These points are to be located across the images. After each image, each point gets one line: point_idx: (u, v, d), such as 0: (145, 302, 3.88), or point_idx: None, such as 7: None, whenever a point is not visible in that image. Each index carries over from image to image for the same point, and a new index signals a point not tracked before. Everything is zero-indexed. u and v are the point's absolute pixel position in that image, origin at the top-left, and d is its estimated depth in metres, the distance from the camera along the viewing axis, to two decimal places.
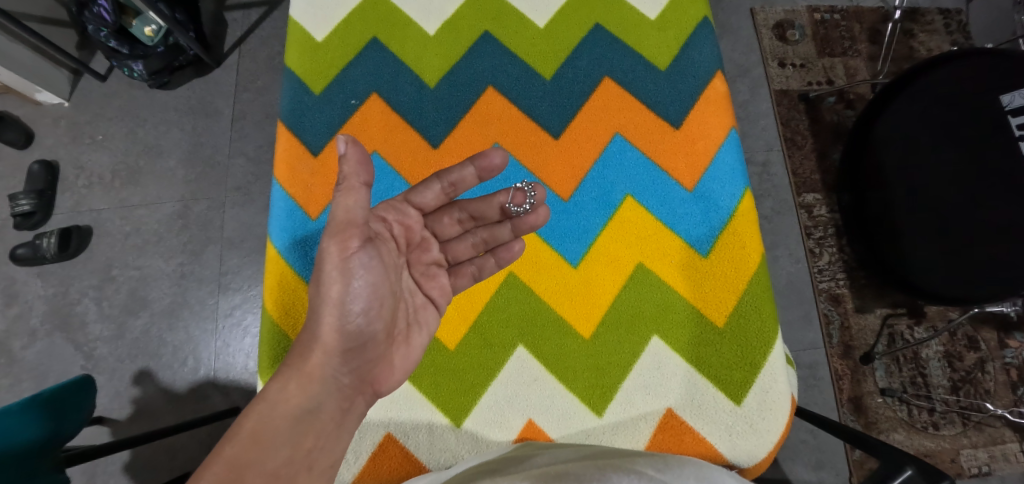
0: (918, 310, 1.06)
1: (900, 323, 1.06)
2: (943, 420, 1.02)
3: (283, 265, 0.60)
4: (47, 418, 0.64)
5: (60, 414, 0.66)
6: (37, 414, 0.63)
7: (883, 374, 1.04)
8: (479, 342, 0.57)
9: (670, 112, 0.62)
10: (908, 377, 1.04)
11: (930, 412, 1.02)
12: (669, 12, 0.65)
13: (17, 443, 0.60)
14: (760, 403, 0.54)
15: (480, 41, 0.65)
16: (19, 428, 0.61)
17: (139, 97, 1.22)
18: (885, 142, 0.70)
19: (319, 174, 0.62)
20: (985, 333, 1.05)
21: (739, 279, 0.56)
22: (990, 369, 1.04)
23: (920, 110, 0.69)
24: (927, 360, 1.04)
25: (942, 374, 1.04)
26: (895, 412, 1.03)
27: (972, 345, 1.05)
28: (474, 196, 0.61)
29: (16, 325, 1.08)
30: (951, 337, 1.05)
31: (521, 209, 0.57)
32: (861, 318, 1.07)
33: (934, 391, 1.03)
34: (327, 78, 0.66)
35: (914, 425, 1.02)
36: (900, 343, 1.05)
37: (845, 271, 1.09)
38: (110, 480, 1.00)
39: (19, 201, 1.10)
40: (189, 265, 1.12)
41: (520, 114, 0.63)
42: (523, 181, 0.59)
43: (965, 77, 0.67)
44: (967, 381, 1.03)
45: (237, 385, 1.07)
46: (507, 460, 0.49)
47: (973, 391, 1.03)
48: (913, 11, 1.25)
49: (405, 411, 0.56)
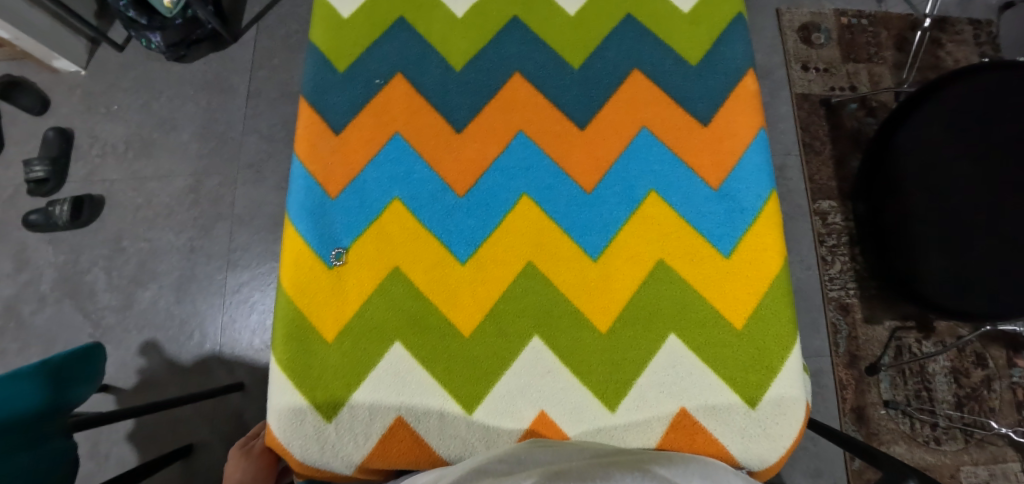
0: (927, 324, 1.06)
1: (909, 337, 1.05)
2: (944, 436, 1.01)
3: (300, 244, 0.54)
4: (49, 386, 0.63)
5: (63, 383, 0.65)
6: (41, 382, 0.61)
7: (888, 386, 1.04)
8: (494, 331, 0.51)
9: (698, 109, 0.58)
10: (912, 390, 1.03)
11: (932, 427, 1.01)
12: (702, 7, 0.62)
13: (21, 409, 0.58)
14: (774, 407, 0.51)
15: (508, 27, 0.60)
16: (23, 395, 0.59)
17: (155, 69, 1.22)
18: (906, 151, 0.70)
19: (341, 152, 0.56)
20: (993, 350, 1.04)
21: (759, 281, 0.53)
22: (996, 387, 1.03)
23: (939, 124, 0.69)
24: (933, 374, 1.04)
25: (948, 389, 1.03)
26: (897, 425, 1.02)
27: (980, 363, 1.04)
28: (359, 236, 0.53)
29: (26, 290, 1.09)
30: (958, 352, 1.05)
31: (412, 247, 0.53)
32: (869, 329, 1.07)
33: (938, 406, 1.02)
34: (353, 55, 0.59)
35: (915, 438, 1.01)
36: (906, 356, 1.05)
37: (856, 280, 1.09)
38: (113, 448, 1.02)
39: (33, 167, 1.11)
40: (198, 240, 1.13)
41: (547, 103, 0.57)
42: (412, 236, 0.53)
43: (993, 91, 0.67)
44: (973, 398, 1.02)
45: (242, 361, 1.07)
46: (509, 453, 0.45)
47: (978, 409, 1.02)
48: (942, 20, 1.23)
49: (415, 398, 0.49)
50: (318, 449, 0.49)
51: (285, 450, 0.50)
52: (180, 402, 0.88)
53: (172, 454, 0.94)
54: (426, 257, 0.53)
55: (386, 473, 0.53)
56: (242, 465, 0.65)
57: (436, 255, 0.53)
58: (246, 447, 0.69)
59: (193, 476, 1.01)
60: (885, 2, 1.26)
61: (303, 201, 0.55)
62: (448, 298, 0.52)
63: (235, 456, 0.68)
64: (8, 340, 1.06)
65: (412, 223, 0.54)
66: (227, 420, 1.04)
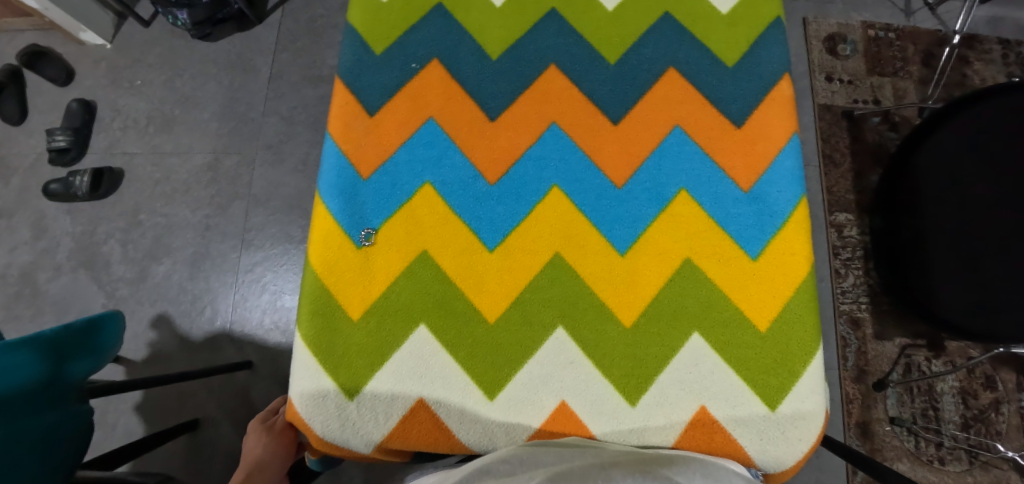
0: (938, 344, 1.05)
1: (918, 355, 1.05)
2: (949, 456, 1.00)
3: (330, 222, 0.54)
4: (46, 358, 0.60)
5: (63, 356, 0.62)
6: (37, 354, 0.58)
7: (895, 403, 1.03)
8: (519, 319, 0.51)
9: (732, 110, 0.58)
10: (919, 408, 1.03)
11: (937, 447, 1.01)
12: (742, 8, 0.61)
13: (15, 381, 0.56)
14: (794, 411, 0.51)
15: (545, 18, 0.60)
16: (18, 366, 0.56)
17: (180, 46, 1.23)
18: (925, 169, 0.73)
19: (374, 133, 0.56)
20: (1003, 373, 1.04)
21: (785, 285, 0.53)
22: (1004, 410, 1.02)
23: (962, 144, 0.72)
24: (941, 394, 1.03)
25: (955, 410, 1.02)
26: (901, 442, 1.02)
27: (989, 385, 1.03)
28: (388, 217, 0.54)
29: (43, 258, 1.11)
30: (968, 373, 1.04)
31: (441, 231, 0.53)
32: (879, 344, 1.06)
33: (944, 426, 1.02)
34: (389, 38, 0.59)
35: (919, 457, 1.01)
36: (915, 374, 1.04)
37: (868, 294, 1.08)
38: (120, 418, 1.03)
39: (56, 137, 1.13)
40: (214, 218, 1.14)
41: (581, 96, 0.57)
42: (442, 220, 0.53)
43: (999, 117, 0.71)
44: (979, 420, 1.02)
45: (251, 339, 1.08)
46: (511, 455, 0.46)
47: (984, 431, 1.01)
48: (971, 38, 1.22)
49: (438, 382, 0.50)
50: (339, 425, 0.50)
51: (306, 425, 0.51)
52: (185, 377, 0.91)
53: (174, 430, 0.94)
54: (455, 242, 0.53)
55: (402, 453, 0.54)
56: (264, 440, 0.69)
57: (464, 241, 0.53)
58: (267, 423, 0.72)
59: (197, 451, 1.02)
60: (913, 17, 1.24)
61: (334, 179, 0.55)
62: (475, 284, 0.52)
63: (257, 431, 0.71)
64: (23, 306, 1.08)
65: (442, 208, 0.54)
66: (234, 397, 1.05)
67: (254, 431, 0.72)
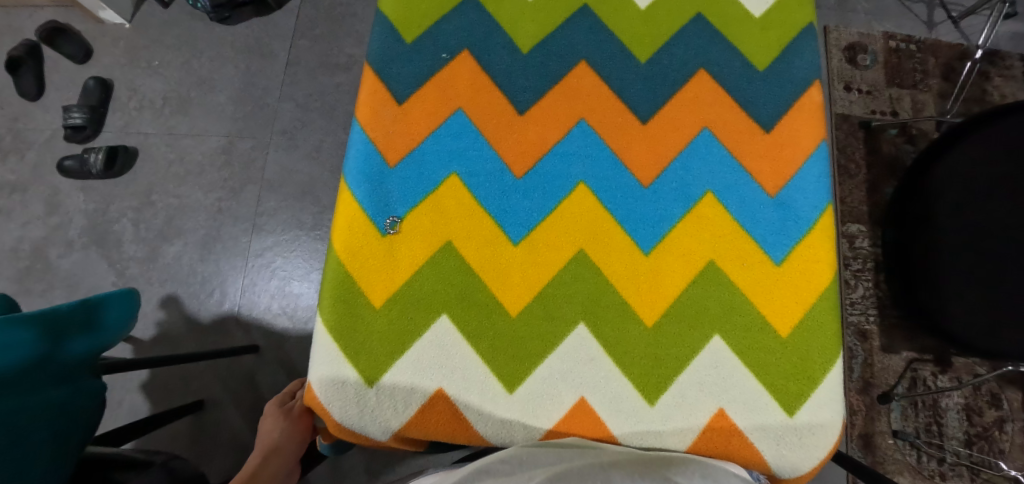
0: (945, 359, 1.05)
1: (925, 369, 1.05)
2: (950, 472, 1.00)
3: (355, 208, 0.54)
4: (44, 336, 0.57)
5: (60, 334, 0.60)
6: (35, 331, 0.56)
7: (899, 416, 1.03)
8: (541, 314, 0.51)
9: (762, 115, 0.57)
10: (923, 423, 1.02)
11: (939, 462, 1.01)
12: (776, 12, 0.60)
13: (13, 358, 0.53)
14: (811, 418, 0.51)
15: (577, 15, 0.60)
16: (15, 343, 0.53)
17: (199, 29, 1.23)
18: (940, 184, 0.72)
19: (403, 122, 0.56)
20: (1009, 392, 1.03)
21: (808, 292, 0.53)
22: (1008, 429, 1.02)
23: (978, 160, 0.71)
24: (945, 409, 1.03)
25: (959, 426, 1.02)
26: (904, 456, 1.01)
27: (994, 403, 1.03)
28: (414, 207, 0.54)
29: (55, 234, 1.11)
30: (974, 390, 1.04)
31: (467, 223, 0.53)
32: (885, 357, 1.06)
33: (947, 442, 1.01)
34: (421, 27, 0.59)
35: (921, 472, 1.00)
36: (920, 388, 1.04)
37: (876, 307, 1.08)
38: (126, 396, 1.04)
39: (72, 114, 1.13)
40: (226, 201, 1.14)
41: (611, 94, 0.57)
42: (468, 212, 0.53)
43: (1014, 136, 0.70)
44: (983, 437, 1.01)
45: (259, 323, 1.09)
46: (512, 455, 0.46)
47: (987, 448, 1.01)
48: (993, 53, 1.21)
49: (458, 372, 0.50)
50: (357, 412, 0.50)
51: (324, 410, 0.51)
52: (193, 358, 0.92)
53: (180, 410, 0.95)
54: (480, 234, 0.53)
55: (417, 442, 0.54)
56: (283, 424, 0.69)
57: (490, 233, 0.53)
58: (285, 407, 0.72)
59: (201, 432, 1.02)
60: (935, 30, 1.23)
61: (360, 166, 0.55)
62: (498, 276, 0.52)
63: (274, 414, 0.71)
64: (33, 280, 1.08)
65: (468, 200, 0.54)
66: (240, 380, 1.06)
67: (270, 414, 0.72)
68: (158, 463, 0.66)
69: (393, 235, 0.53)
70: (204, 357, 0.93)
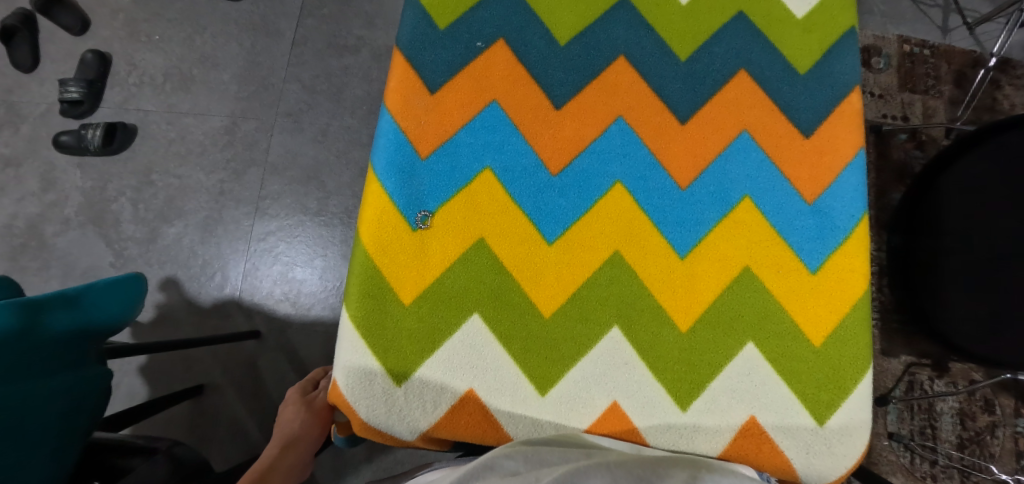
0: (943, 364, 1.05)
1: (922, 374, 1.05)
2: (941, 474, 1.02)
3: (385, 201, 0.52)
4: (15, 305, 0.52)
5: (39, 307, 0.54)
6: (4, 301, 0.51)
7: (894, 418, 1.04)
8: (576, 316, 0.50)
9: (802, 120, 0.56)
10: (918, 426, 1.04)
11: (931, 464, 1.02)
12: (818, 13, 0.59)
13: None
14: (841, 427, 0.51)
15: (615, 8, 0.58)
16: None
17: (202, 3, 1.19)
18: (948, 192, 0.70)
19: (436, 112, 0.54)
20: (1002, 398, 1.04)
21: (842, 301, 0.53)
22: (999, 434, 1.03)
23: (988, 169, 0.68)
24: (940, 413, 1.04)
25: (953, 430, 1.03)
26: (897, 457, 1.03)
27: (987, 409, 1.04)
28: (445, 201, 0.52)
29: (51, 211, 1.08)
30: (968, 395, 1.05)
31: (500, 219, 0.52)
32: (885, 361, 1.06)
33: (940, 444, 1.03)
34: (455, 14, 0.57)
35: (913, 473, 1.02)
36: (917, 392, 1.05)
37: (879, 310, 1.09)
38: (123, 379, 1.02)
39: (68, 87, 1.09)
40: (229, 183, 1.11)
41: (650, 93, 0.56)
42: (502, 208, 0.52)
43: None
44: (975, 441, 1.03)
45: (261, 309, 1.07)
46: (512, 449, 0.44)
47: (978, 452, 1.02)
48: (1006, 62, 1.20)
49: (489, 373, 0.49)
50: (385, 411, 0.49)
51: (350, 409, 0.49)
52: (190, 344, 0.90)
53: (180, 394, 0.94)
54: (514, 231, 0.52)
55: (441, 442, 0.53)
56: (302, 416, 0.70)
57: (524, 231, 0.52)
58: (307, 397, 0.72)
59: (200, 416, 1.01)
60: (949, 35, 1.22)
61: (390, 157, 0.53)
62: (532, 276, 0.51)
63: (296, 404, 0.72)
64: (28, 258, 1.05)
65: (501, 196, 0.52)
66: (240, 365, 1.04)
67: (292, 402, 0.73)
68: (162, 450, 0.65)
69: (424, 229, 0.51)
70: (201, 343, 0.92)
